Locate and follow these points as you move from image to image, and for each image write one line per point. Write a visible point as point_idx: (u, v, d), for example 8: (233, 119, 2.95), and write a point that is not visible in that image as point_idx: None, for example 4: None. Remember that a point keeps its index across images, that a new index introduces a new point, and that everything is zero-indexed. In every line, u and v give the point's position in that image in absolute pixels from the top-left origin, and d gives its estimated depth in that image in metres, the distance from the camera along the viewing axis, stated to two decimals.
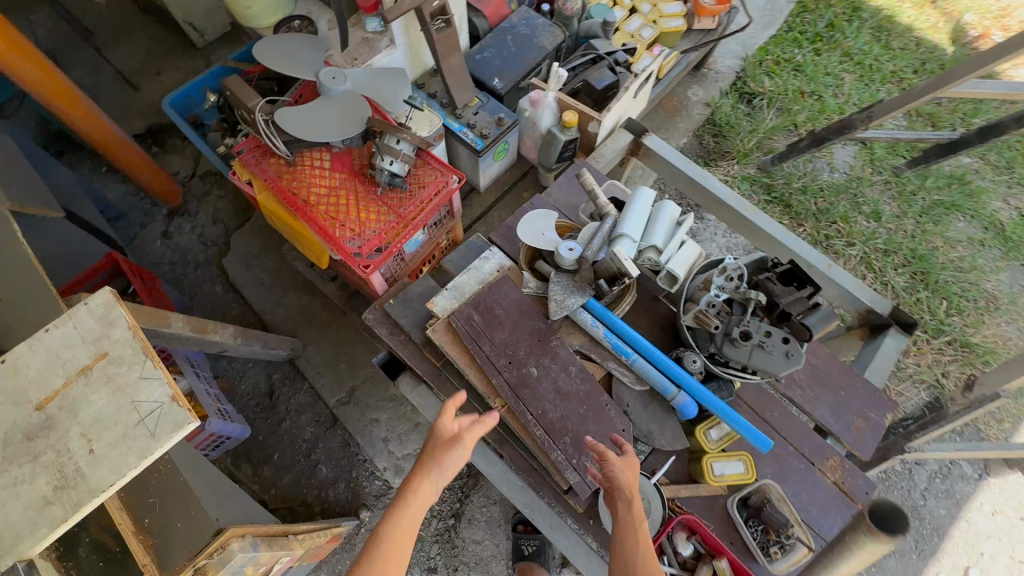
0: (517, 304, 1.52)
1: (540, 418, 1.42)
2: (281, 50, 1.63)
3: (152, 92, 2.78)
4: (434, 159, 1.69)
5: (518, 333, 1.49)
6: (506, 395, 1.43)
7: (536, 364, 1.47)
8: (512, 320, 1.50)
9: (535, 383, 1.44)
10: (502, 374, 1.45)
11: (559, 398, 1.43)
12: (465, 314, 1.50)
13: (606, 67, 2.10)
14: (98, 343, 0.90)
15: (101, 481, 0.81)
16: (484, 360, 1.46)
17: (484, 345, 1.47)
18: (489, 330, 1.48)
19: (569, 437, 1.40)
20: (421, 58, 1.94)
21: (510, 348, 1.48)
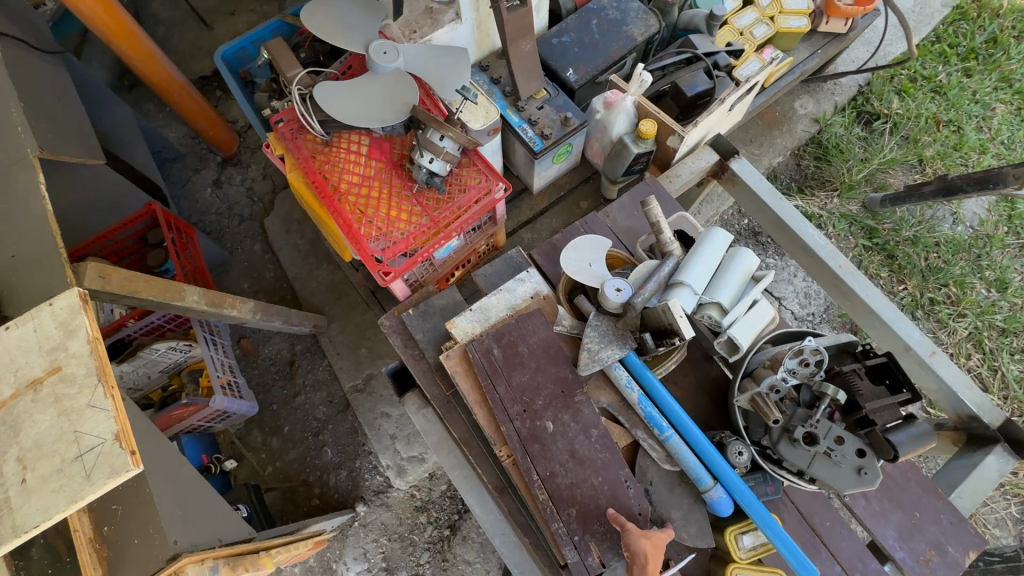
0: (545, 344, 1.33)
1: (546, 481, 1.24)
2: (331, 13, 1.46)
3: (222, 33, 2.71)
4: (481, 160, 1.50)
5: (539, 379, 1.31)
6: (513, 446, 1.26)
7: (553, 418, 1.28)
8: (535, 362, 1.32)
9: (547, 441, 1.26)
10: (512, 421, 1.28)
11: (572, 462, 1.25)
12: (484, 346, 1.32)
13: (702, 70, 1.77)
14: (54, 354, 0.81)
15: (27, 519, 0.73)
16: (496, 402, 1.29)
17: (498, 386, 1.30)
18: (508, 369, 1.31)
19: (576, 510, 1.22)
20: (489, 36, 1.70)
21: (527, 393, 1.30)
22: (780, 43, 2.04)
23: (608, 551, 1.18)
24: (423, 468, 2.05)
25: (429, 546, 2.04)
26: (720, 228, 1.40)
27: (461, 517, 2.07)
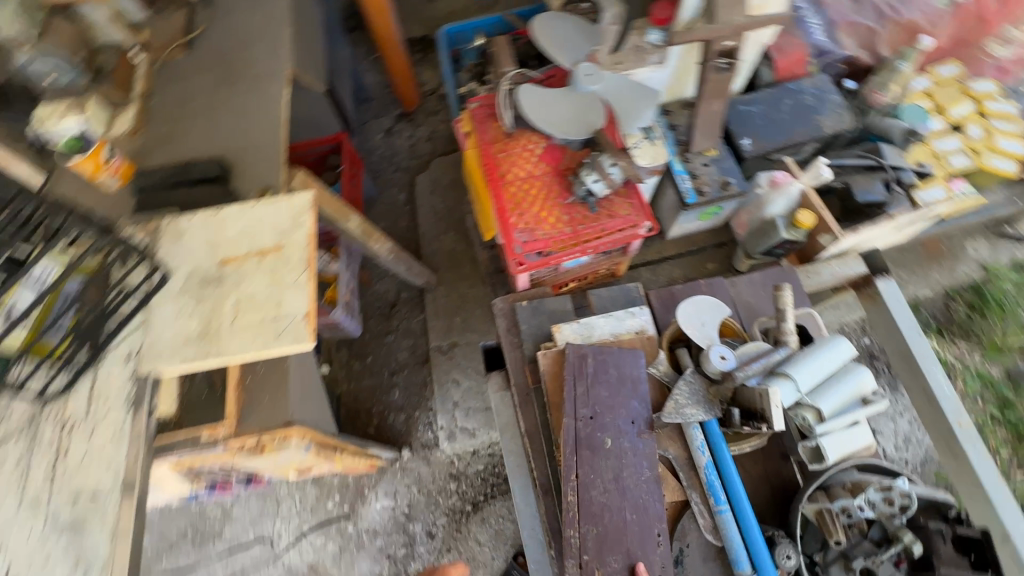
0: (633, 377, 1.41)
1: (581, 488, 1.31)
2: (558, 30, 1.66)
3: (441, 7, 3.04)
4: (637, 195, 1.59)
5: (617, 402, 1.38)
6: (566, 440, 1.34)
7: (614, 437, 1.35)
8: (619, 387, 1.40)
9: (600, 454, 1.33)
10: (576, 423, 1.36)
11: (613, 486, 1.31)
12: (581, 352, 1.42)
13: (881, 180, 1.74)
14: (283, 236, 1.03)
15: (227, 350, 0.94)
16: (569, 400, 1.37)
17: (579, 389, 1.38)
18: (593, 381, 1.39)
19: (596, 530, 1.28)
20: (682, 86, 1.80)
21: (600, 408, 1.37)
22: (977, 178, 1.94)
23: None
24: (470, 441, 2.23)
25: (449, 511, 2.18)
26: (845, 339, 1.39)
27: (485, 500, 2.19)
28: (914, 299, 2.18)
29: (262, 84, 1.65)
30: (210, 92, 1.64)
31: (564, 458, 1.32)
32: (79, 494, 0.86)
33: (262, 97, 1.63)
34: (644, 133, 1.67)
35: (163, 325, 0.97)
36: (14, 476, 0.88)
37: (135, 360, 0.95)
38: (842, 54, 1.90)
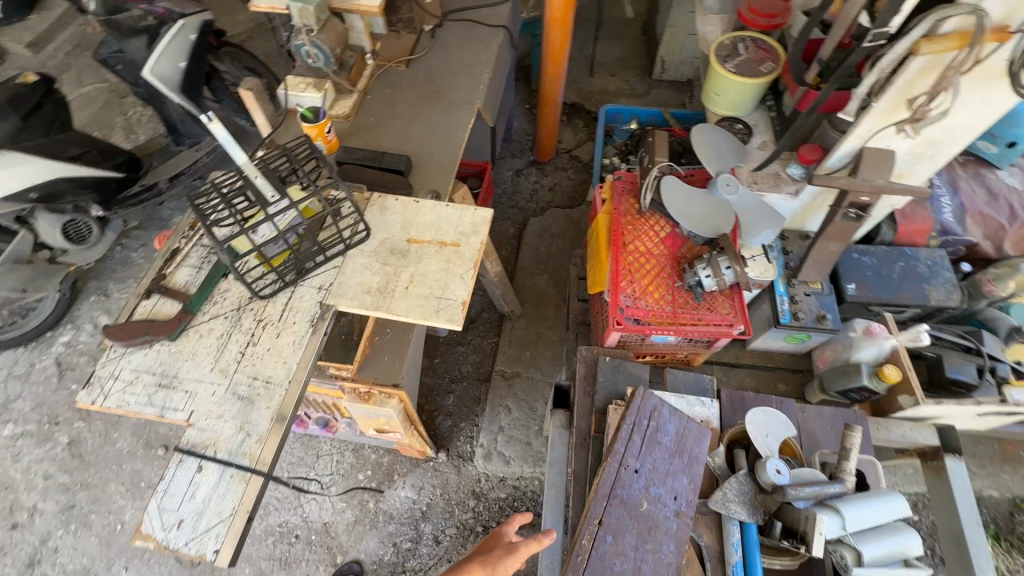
0: (694, 443, 1.51)
1: (598, 537, 1.39)
2: (709, 139, 1.85)
3: (597, 85, 3.40)
4: (739, 300, 1.74)
5: (668, 470, 1.48)
6: (602, 484, 1.44)
7: (650, 503, 1.44)
8: (677, 451, 1.50)
9: (628, 513, 1.42)
10: (619, 470, 1.46)
11: (632, 554, 1.39)
12: (652, 403, 1.54)
13: (975, 364, 1.78)
14: (461, 237, 1.26)
15: (395, 309, 1.16)
16: (618, 448, 1.48)
17: (635, 442, 1.48)
18: (650, 441, 1.50)
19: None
20: (805, 220, 1.96)
21: (651, 468, 1.48)
22: None
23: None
24: (503, 467, 2.33)
25: (460, 525, 2.26)
26: (902, 498, 1.43)
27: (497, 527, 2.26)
28: (978, 493, 2.12)
29: (454, 109, 1.97)
30: (412, 104, 1.98)
31: (596, 499, 1.42)
32: (256, 377, 1.08)
33: (451, 119, 1.94)
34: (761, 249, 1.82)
35: (353, 272, 1.21)
36: (216, 345, 1.12)
37: (325, 291, 1.19)
38: (965, 238, 1.99)
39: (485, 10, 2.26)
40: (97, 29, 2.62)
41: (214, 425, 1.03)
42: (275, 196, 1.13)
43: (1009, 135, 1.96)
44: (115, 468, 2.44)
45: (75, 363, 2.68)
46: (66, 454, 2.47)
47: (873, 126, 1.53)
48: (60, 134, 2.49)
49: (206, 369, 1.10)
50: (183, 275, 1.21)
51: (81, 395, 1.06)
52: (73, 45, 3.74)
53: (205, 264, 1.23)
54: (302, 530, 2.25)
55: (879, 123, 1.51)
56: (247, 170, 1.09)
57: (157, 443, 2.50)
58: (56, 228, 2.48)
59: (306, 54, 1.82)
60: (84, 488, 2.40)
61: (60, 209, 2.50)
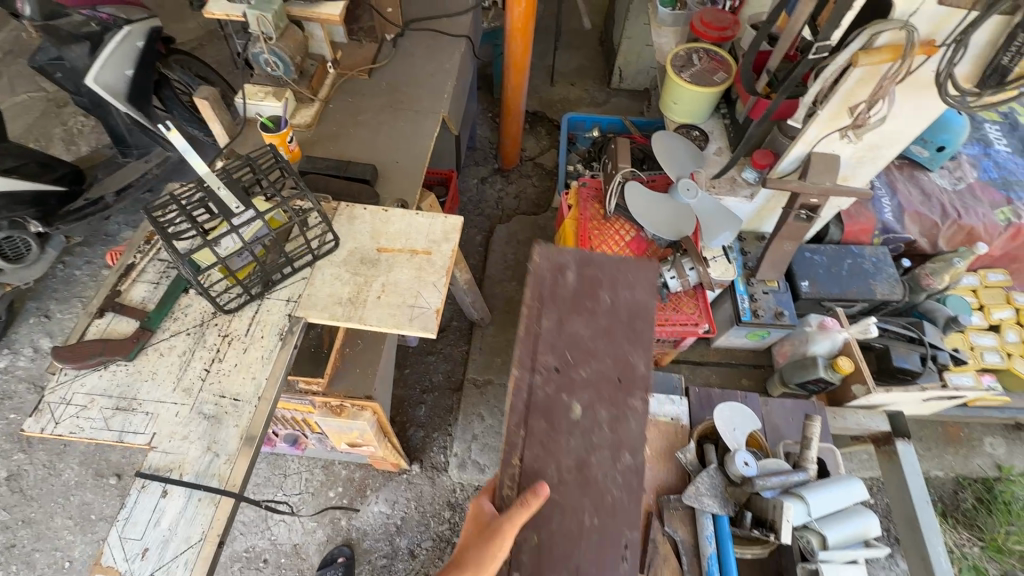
0: (629, 300, 0.92)
1: (528, 489, 0.85)
2: (669, 145, 1.91)
3: (558, 96, 3.47)
4: (703, 300, 1.81)
5: (603, 345, 0.90)
6: (516, 409, 0.86)
7: (586, 405, 0.88)
8: (609, 317, 0.92)
9: (563, 430, 0.87)
10: (536, 377, 0.88)
11: (574, 478, 0.85)
12: (556, 264, 0.93)
13: (918, 353, 1.91)
14: (432, 244, 1.26)
15: (367, 319, 1.15)
16: (527, 344, 0.88)
17: (553, 330, 0.89)
18: (571, 306, 0.91)
19: (542, 558, 0.85)
20: (760, 222, 2.06)
21: (576, 354, 0.90)
22: (1007, 379, 2.09)
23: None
24: (478, 476, 2.31)
25: (436, 537, 2.23)
26: (860, 482, 1.51)
27: None
28: (924, 474, 2.26)
29: (419, 117, 1.97)
30: (375, 113, 1.96)
31: (510, 431, 0.85)
32: (223, 395, 1.04)
33: (416, 128, 1.94)
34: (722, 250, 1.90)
35: (321, 285, 1.18)
36: (178, 363, 1.07)
37: (293, 303, 1.16)
38: (904, 235, 2.13)
39: (446, 19, 2.26)
40: (33, 34, 2.47)
41: (180, 447, 0.98)
42: (240, 207, 1.09)
43: (939, 140, 2.12)
44: (61, 502, 2.27)
45: (14, 390, 2.49)
46: (4, 490, 2.28)
47: (819, 131, 1.63)
48: None
49: (168, 389, 1.05)
50: (140, 292, 1.16)
51: (29, 423, 0.99)
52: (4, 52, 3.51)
53: (163, 280, 1.18)
54: (270, 555, 2.16)
55: (824, 129, 1.61)
56: (209, 180, 1.05)
57: (109, 472, 2.34)
58: None
59: (265, 63, 1.79)
60: (27, 525, 2.22)
61: None
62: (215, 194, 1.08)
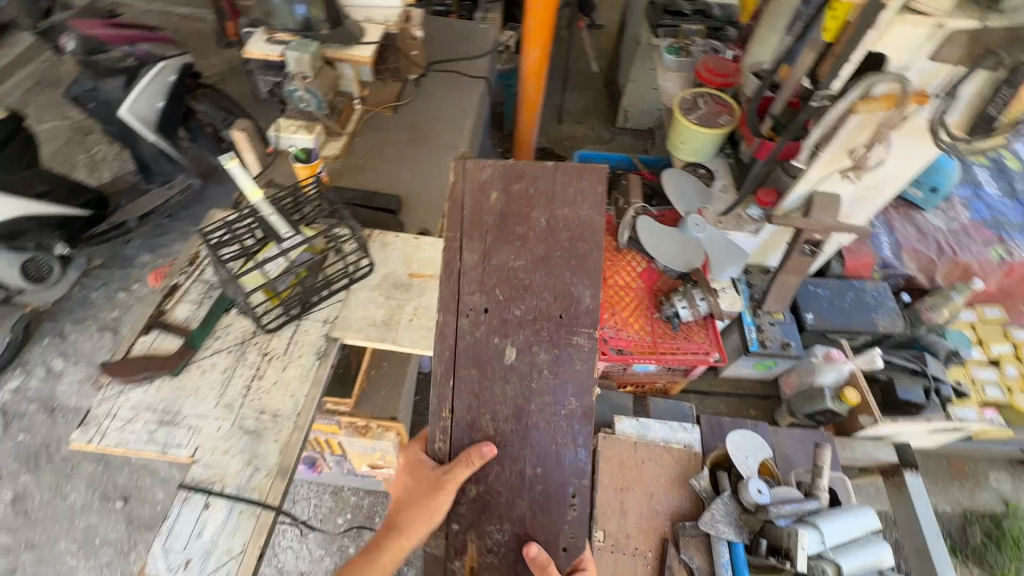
0: (567, 222, 1.09)
1: (458, 425, 1.08)
2: (677, 182, 2.02)
3: (566, 134, 3.62)
4: (712, 330, 1.87)
5: (534, 279, 1.09)
6: (442, 352, 1.07)
7: (519, 348, 1.07)
8: (545, 246, 1.09)
9: (493, 376, 1.08)
10: (464, 320, 1.08)
11: (512, 418, 1.07)
12: (482, 183, 1.11)
13: (922, 386, 1.95)
14: None
15: (401, 340, 1.20)
16: (450, 287, 1.09)
17: (480, 268, 1.08)
18: (498, 240, 1.10)
19: (475, 492, 1.05)
20: (765, 256, 2.14)
21: (512, 292, 1.09)
22: (1011, 415, 2.10)
23: (483, 567, 1.04)
24: None
25: None
26: (872, 511, 1.54)
27: None
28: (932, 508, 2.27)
29: (441, 152, 2.07)
30: (399, 147, 2.06)
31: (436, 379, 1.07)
32: (263, 411, 1.08)
33: (437, 162, 2.04)
34: (731, 282, 1.97)
35: (357, 306, 1.24)
36: (220, 380, 1.12)
37: (330, 324, 1.21)
38: (902, 270, 2.22)
39: (466, 62, 2.40)
40: (71, 67, 2.58)
41: (221, 461, 1.01)
42: (288, 232, 1.16)
43: (932, 181, 2.25)
44: (66, 525, 2.24)
45: (24, 411, 2.49)
46: (8, 513, 2.25)
47: (820, 173, 1.73)
48: (26, 171, 2.42)
49: (210, 404, 1.09)
50: (183, 311, 1.21)
51: (76, 435, 1.03)
52: (33, 82, 3.65)
53: (206, 300, 1.23)
54: None
55: (826, 170, 1.71)
56: (260, 206, 1.13)
57: (115, 495, 2.32)
58: (13, 266, 2.33)
59: (299, 99, 1.86)
60: (29, 549, 2.19)
61: (21, 246, 2.39)
62: (265, 219, 1.16)
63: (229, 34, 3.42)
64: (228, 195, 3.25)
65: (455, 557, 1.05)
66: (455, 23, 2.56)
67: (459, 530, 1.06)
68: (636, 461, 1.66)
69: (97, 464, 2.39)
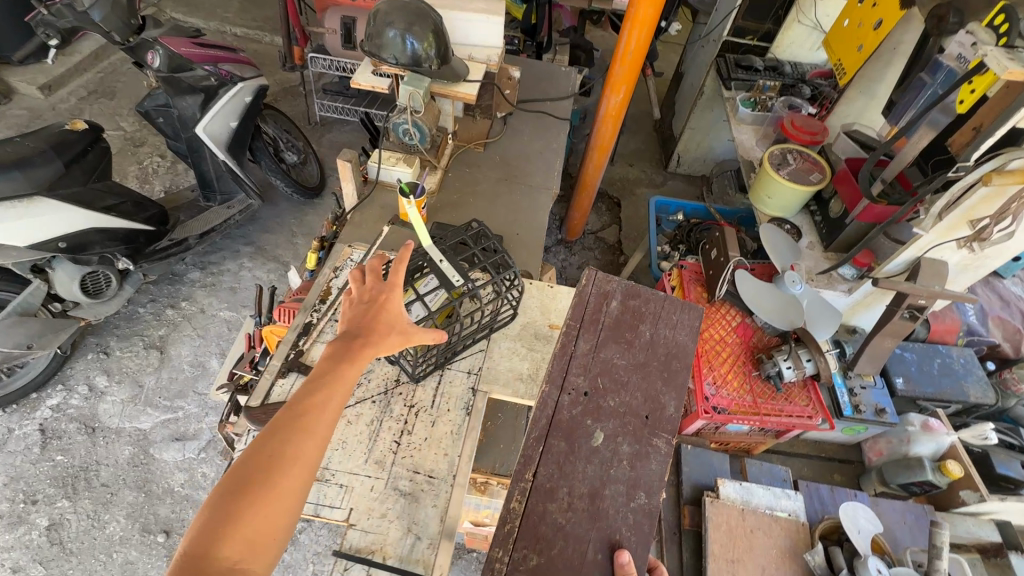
0: (669, 342, 1.14)
1: (536, 493, 0.98)
2: (775, 239, 1.98)
3: (618, 175, 3.62)
4: (815, 393, 1.81)
5: (633, 381, 1.09)
6: (540, 417, 1.02)
7: (608, 435, 1.04)
8: (647, 355, 1.12)
9: (578, 454, 1.02)
10: (564, 396, 1.06)
11: (585, 503, 0.97)
12: (605, 292, 1.16)
13: (1019, 461, 1.88)
14: None
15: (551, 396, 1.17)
16: (561, 363, 1.08)
17: (591, 358, 1.09)
18: (610, 341, 1.12)
19: (535, 563, 0.92)
20: (854, 317, 2.09)
21: (609, 385, 1.09)
22: None
23: None
24: None
25: None
26: None
27: None
28: None
29: (534, 193, 2.04)
30: (492, 185, 2.04)
31: (527, 439, 1.00)
32: (417, 471, 1.00)
33: (532, 203, 2.01)
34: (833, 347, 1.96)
35: (500, 357, 1.20)
36: (366, 433, 1.04)
37: (474, 376, 1.16)
38: (988, 338, 2.19)
39: (550, 103, 2.41)
40: (148, 81, 2.54)
41: (380, 526, 0.94)
42: (458, 279, 1.18)
43: None
44: (103, 559, 2.04)
45: (64, 430, 2.31)
46: (43, 542, 2.04)
47: (934, 238, 1.70)
48: (97, 183, 2.34)
49: (358, 461, 1.01)
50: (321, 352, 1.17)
51: None
52: (87, 90, 3.60)
53: None
54: None
55: (941, 237, 1.68)
56: (433, 253, 1.20)
57: (156, 527, 2.13)
58: (75, 278, 2.24)
59: (404, 131, 1.88)
60: None
61: (84, 260, 2.27)
62: (435, 265, 1.21)
63: (293, 57, 3.44)
64: (278, 215, 3.19)
65: None
66: (537, 66, 2.59)
67: None
68: (746, 530, 1.57)
69: (139, 492, 2.20)
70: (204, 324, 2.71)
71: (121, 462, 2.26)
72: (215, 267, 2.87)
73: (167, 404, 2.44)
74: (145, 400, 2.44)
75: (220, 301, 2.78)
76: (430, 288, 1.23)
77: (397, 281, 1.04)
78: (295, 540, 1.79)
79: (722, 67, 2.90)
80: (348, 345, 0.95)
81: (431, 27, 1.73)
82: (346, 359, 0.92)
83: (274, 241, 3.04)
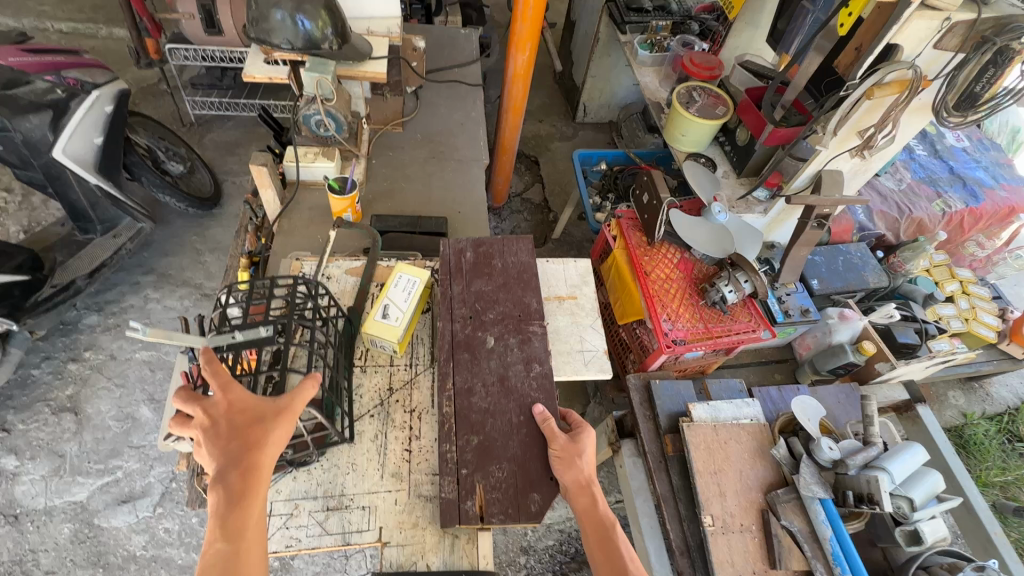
0: (517, 263, 1.43)
1: (458, 395, 1.22)
2: (699, 175, 2.10)
3: (531, 133, 3.61)
4: (753, 308, 2.00)
5: (503, 297, 1.37)
6: (441, 343, 1.28)
7: (497, 337, 1.30)
8: (504, 277, 1.41)
9: (480, 356, 1.27)
10: (455, 323, 1.32)
11: (496, 388, 1.23)
12: (459, 248, 1.45)
13: (913, 327, 2.23)
14: (572, 288, 1.59)
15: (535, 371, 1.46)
16: (444, 305, 1.34)
17: (464, 294, 1.36)
18: (474, 274, 1.40)
19: (477, 440, 1.16)
20: (773, 232, 2.30)
21: (485, 304, 1.36)
22: (966, 340, 2.42)
23: (492, 504, 1.10)
24: None
25: None
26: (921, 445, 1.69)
27: None
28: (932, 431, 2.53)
29: (466, 167, 2.00)
30: (421, 165, 1.98)
31: (439, 361, 1.25)
32: (435, 474, 1.18)
33: (466, 177, 1.97)
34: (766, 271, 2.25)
35: None
36: (375, 449, 1.20)
37: None
38: (876, 231, 2.56)
39: (459, 70, 2.33)
40: None
41: (413, 536, 1.11)
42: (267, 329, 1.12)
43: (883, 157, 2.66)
44: None
45: None
46: None
47: (829, 153, 1.91)
48: None
49: (374, 479, 1.17)
50: (298, 376, 1.18)
51: None
52: None
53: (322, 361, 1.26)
54: None
55: (836, 150, 1.90)
56: (222, 339, 1.06)
57: None
58: None
59: (317, 123, 1.73)
60: None
61: None
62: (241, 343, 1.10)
63: (147, 51, 2.97)
64: (172, 234, 2.80)
65: (468, 499, 1.10)
66: (437, 34, 2.48)
67: (467, 474, 1.13)
68: (720, 442, 1.74)
69: (95, 568, 1.88)
70: (120, 370, 2.31)
71: (62, 543, 1.91)
72: (115, 306, 2.47)
73: (100, 467, 2.07)
74: (71, 469, 2.05)
75: (132, 342, 2.39)
76: (402, 282, 1.33)
77: (225, 380, 0.94)
78: (289, 567, 1.73)
79: (614, 11, 2.94)
80: (230, 487, 0.89)
81: (324, 3, 1.54)
82: (237, 502, 0.88)
83: (178, 264, 2.66)
